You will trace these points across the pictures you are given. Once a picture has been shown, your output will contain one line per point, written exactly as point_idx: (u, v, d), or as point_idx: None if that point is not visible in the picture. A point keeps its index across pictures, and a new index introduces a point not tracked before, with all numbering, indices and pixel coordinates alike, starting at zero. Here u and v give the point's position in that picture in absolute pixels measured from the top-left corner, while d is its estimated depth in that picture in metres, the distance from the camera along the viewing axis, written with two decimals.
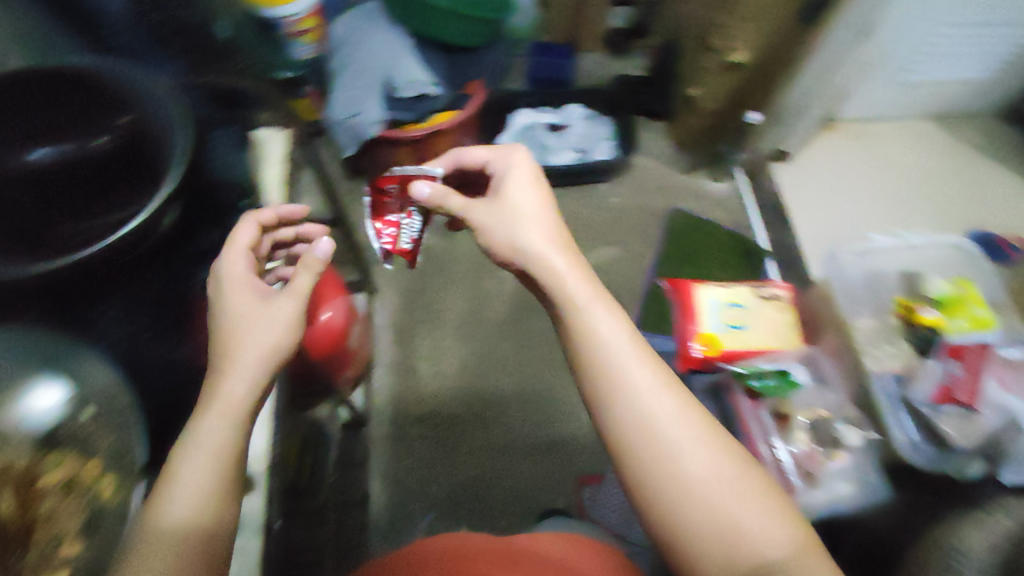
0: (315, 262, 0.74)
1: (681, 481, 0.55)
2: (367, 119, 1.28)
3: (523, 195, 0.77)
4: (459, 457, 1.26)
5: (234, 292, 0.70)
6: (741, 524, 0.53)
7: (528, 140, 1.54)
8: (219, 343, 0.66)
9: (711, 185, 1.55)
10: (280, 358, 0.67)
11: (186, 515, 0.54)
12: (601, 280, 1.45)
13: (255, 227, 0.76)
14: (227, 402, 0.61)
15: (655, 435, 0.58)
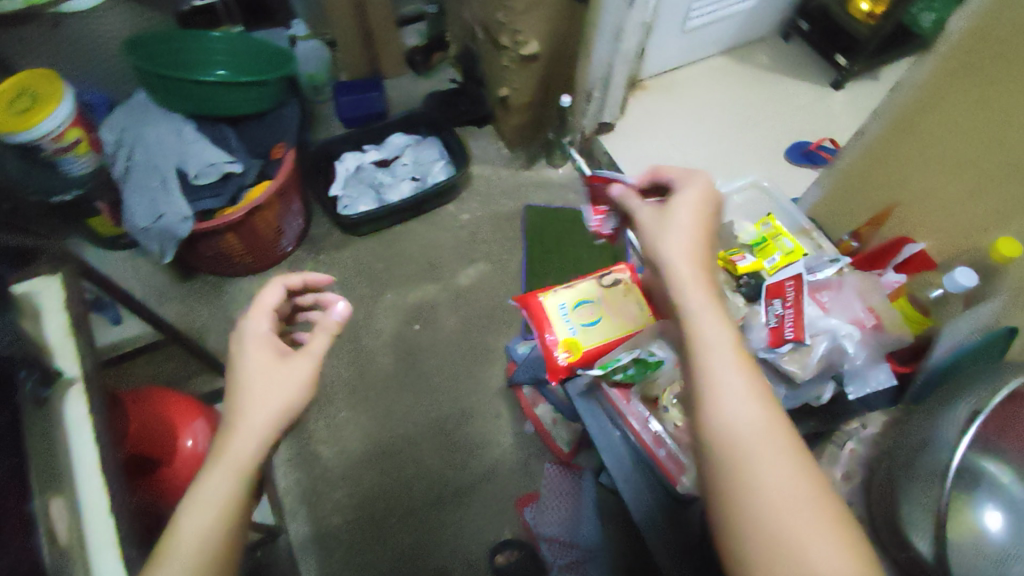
0: (332, 327, 0.65)
1: (747, 450, 0.44)
2: (175, 216, 1.15)
3: (683, 212, 0.60)
4: (392, 528, 1.16)
5: (247, 355, 0.62)
6: (805, 537, 0.41)
7: (360, 182, 1.49)
8: (232, 401, 0.59)
9: (552, 172, 1.57)
10: (284, 419, 0.59)
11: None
12: (478, 298, 1.41)
13: (282, 292, 0.70)
14: (236, 460, 0.54)
15: (731, 398, 0.47)
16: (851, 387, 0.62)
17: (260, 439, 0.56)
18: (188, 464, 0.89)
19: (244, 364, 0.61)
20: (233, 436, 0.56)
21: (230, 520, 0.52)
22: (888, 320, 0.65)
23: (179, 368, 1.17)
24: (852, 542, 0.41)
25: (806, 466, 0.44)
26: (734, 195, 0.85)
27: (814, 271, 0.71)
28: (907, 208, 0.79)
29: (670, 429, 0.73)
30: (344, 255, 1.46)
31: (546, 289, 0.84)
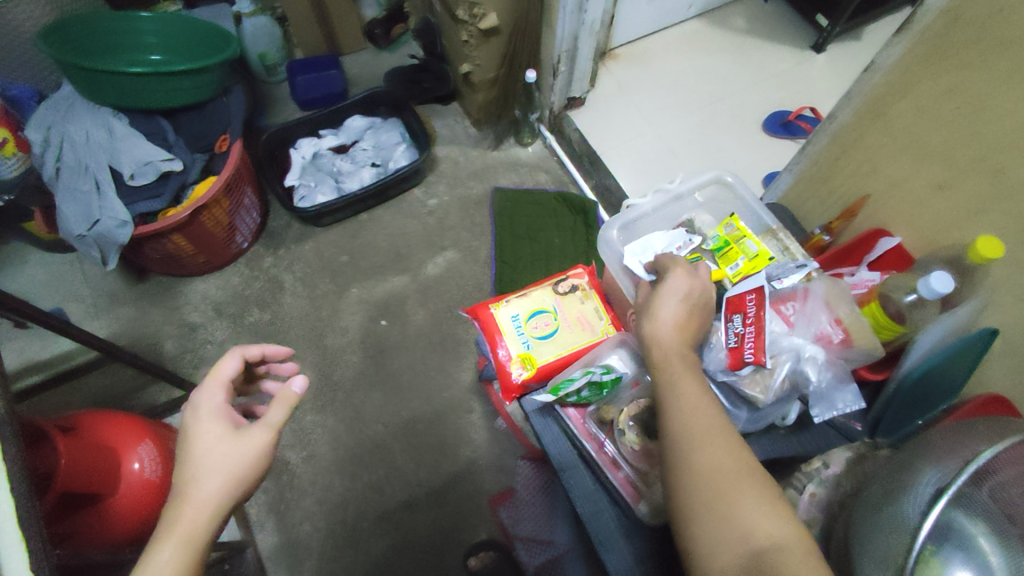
0: (291, 397, 0.61)
1: (692, 435, 0.49)
2: (112, 221, 1.08)
3: (668, 306, 0.59)
4: (364, 534, 1.13)
5: (196, 424, 0.58)
6: (738, 508, 0.44)
7: (318, 170, 1.39)
8: (181, 473, 0.55)
9: (522, 152, 1.49)
10: (233, 493, 0.56)
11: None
12: (448, 288, 1.34)
13: (239, 362, 0.65)
14: (187, 529, 0.53)
15: (683, 399, 0.52)
16: (815, 409, 0.62)
17: (213, 509, 0.54)
18: (136, 492, 0.88)
19: (196, 436, 0.57)
20: (185, 507, 0.53)
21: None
22: (856, 333, 0.63)
23: (132, 380, 1.21)
24: (772, 505, 0.45)
25: (746, 456, 0.48)
26: (694, 192, 0.79)
27: (781, 278, 0.67)
28: (878, 202, 0.76)
29: (626, 452, 0.68)
30: (304, 248, 1.38)
31: (499, 299, 0.79)
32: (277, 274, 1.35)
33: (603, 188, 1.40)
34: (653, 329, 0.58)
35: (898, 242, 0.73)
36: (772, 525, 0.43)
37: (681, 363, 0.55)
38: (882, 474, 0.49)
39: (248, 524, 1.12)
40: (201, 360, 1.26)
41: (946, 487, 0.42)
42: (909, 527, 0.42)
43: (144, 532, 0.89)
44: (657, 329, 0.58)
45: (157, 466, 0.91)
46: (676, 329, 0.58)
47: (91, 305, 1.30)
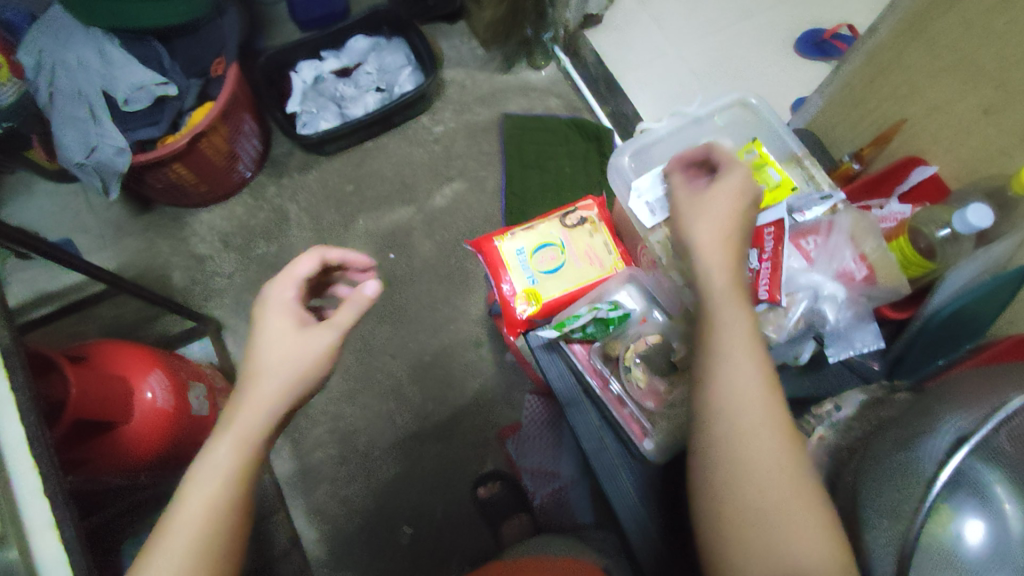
0: (362, 300, 0.60)
1: (750, 421, 0.45)
2: (110, 148, 1.04)
3: (719, 209, 0.54)
4: (375, 461, 1.15)
5: (268, 317, 0.59)
6: (790, 509, 0.42)
7: (319, 96, 1.32)
8: (248, 369, 0.56)
9: (533, 75, 1.40)
10: (299, 390, 0.56)
11: (184, 544, 0.48)
12: (455, 220, 1.30)
13: (318, 261, 0.64)
14: (245, 431, 0.53)
15: (736, 354, 0.47)
16: (832, 349, 0.59)
17: (273, 407, 0.54)
18: (150, 419, 0.89)
19: (265, 329, 0.58)
20: (244, 406, 0.54)
21: (237, 488, 0.51)
22: (882, 270, 0.59)
23: (145, 310, 1.22)
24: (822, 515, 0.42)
25: (797, 442, 0.45)
26: (715, 115, 0.73)
27: (803, 210, 0.62)
28: (916, 127, 0.69)
29: (633, 390, 0.67)
30: (308, 177, 1.34)
31: (504, 231, 0.76)
32: (282, 204, 1.32)
33: (619, 114, 1.32)
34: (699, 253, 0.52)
35: (935, 171, 0.67)
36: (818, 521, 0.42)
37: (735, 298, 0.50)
38: (897, 422, 0.46)
39: None
40: (211, 291, 1.26)
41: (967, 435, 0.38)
42: (924, 476, 0.38)
43: (164, 452, 0.92)
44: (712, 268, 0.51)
45: (169, 395, 0.92)
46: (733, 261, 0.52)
47: (99, 236, 1.29)
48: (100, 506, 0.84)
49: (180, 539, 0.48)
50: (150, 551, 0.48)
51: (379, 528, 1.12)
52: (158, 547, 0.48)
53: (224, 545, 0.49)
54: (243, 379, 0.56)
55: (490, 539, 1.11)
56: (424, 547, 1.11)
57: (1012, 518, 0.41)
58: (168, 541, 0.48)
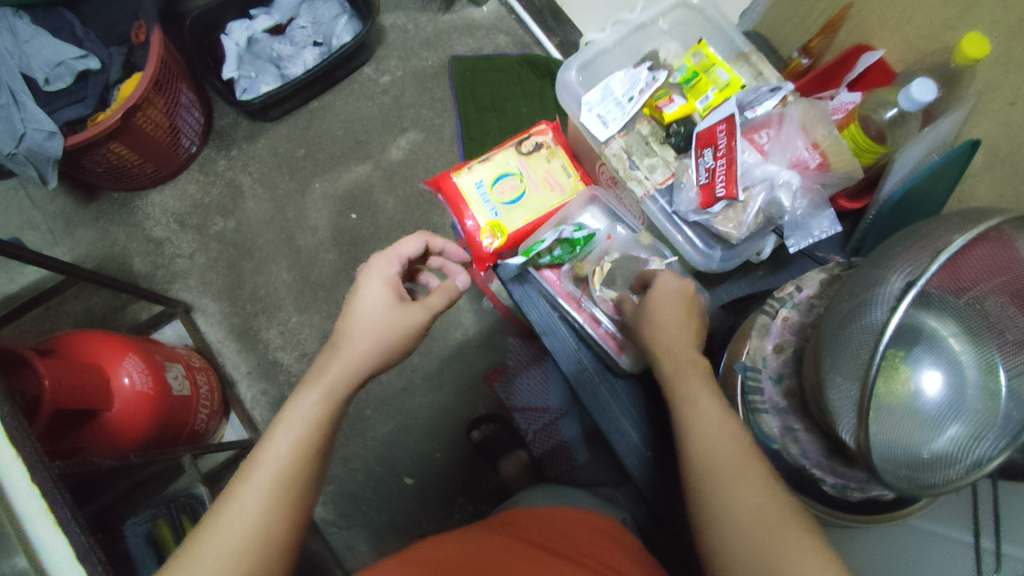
0: (452, 289, 0.67)
1: (725, 472, 0.46)
2: (37, 133, 0.96)
3: (665, 290, 0.59)
4: (368, 420, 1.16)
5: (369, 287, 0.65)
6: (771, 528, 0.43)
7: (256, 57, 1.25)
8: (347, 325, 0.63)
9: (476, 12, 1.35)
10: (387, 355, 0.63)
11: (271, 478, 0.51)
12: (415, 173, 1.27)
13: (422, 244, 0.71)
14: (332, 383, 0.59)
15: (702, 420, 0.50)
16: (791, 240, 0.61)
17: (361, 366, 0.61)
18: (130, 405, 0.88)
19: (366, 296, 0.64)
20: (338, 360, 0.60)
21: (321, 437, 0.56)
22: (834, 157, 0.60)
23: (110, 300, 1.18)
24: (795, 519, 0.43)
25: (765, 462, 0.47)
26: (658, 20, 0.71)
27: (753, 106, 0.63)
28: (859, 13, 0.69)
29: (605, 308, 0.67)
30: (258, 146, 1.30)
31: (460, 166, 0.74)
32: (234, 177, 1.28)
33: (568, 44, 1.28)
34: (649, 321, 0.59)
35: (881, 56, 0.67)
36: (799, 539, 0.42)
37: (690, 364, 0.55)
38: (849, 289, 0.47)
39: (254, 424, 1.15)
40: (174, 274, 1.23)
41: (911, 282, 0.41)
42: (874, 328, 0.41)
43: (152, 435, 0.91)
44: (657, 331, 0.58)
45: (147, 377, 0.91)
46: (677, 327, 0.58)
47: (48, 231, 1.23)
48: (100, 494, 0.84)
49: (266, 474, 0.52)
50: (233, 485, 0.51)
51: (381, 482, 1.14)
52: (244, 482, 0.51)
53: (305, 482, 0.53)
54: (338, 336, 0.63)
55: (489, 475, 1.15)
56: (427, 494, 1.14)
57: (968, 368, 0.44)
58: (255, 476, 0.52)
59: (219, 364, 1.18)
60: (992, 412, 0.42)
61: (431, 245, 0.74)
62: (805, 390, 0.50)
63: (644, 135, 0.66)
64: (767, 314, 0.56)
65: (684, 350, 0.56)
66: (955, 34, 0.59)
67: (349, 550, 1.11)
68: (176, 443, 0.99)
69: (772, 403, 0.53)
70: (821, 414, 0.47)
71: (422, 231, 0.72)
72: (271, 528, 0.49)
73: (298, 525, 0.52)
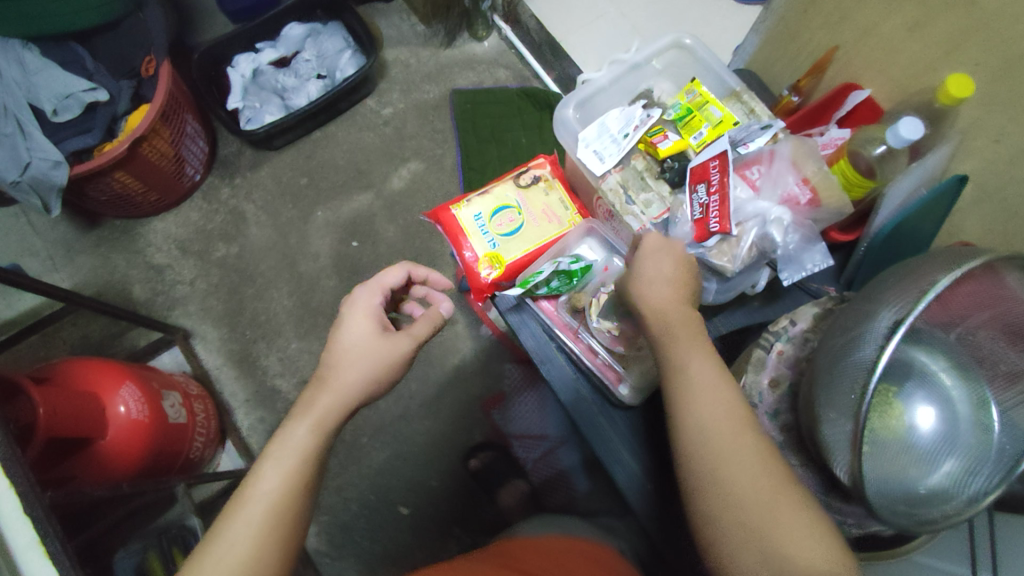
0: (437, 317, 0.68)
1: (729, 495, 0.46)
2: (44, 162, 0.97)
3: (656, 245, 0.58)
4: (365, 448, 1.16)
5: (353, 318, 0.65)
6: (777, 541, 0.43)
7: (261, 89, 1.28)
8: (333, 356, 0.63)
9: (477, 47, 1.39)
10: (376, 385, 0.63)
11: (262, 513, 0.52)
12: (415, 202, 1.29)
13: (404, 275, 0.72)
14: (322, 413, 0.59)
15: (706, 430, 0.48)
16: (785, 273, 0.62)
17: (351, 394, 0.61)
18: (126, 433, 0.87)
19: (352, 328, 0.65)
20: (329, 390, 0.60)
21: (311, 468, 0.56)
22: (824, 191, 0.62)
23: (108, 327, 1.19)
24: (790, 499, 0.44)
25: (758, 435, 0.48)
26: (652, 60, 0.74)
27: (746, 142, 0.64)
28: (846, 54, 0.71)
29: (603, 339, 0.68)
30: (261, 174, 1.32)
31: (459, 199, 0.76)
32: (237, 205, 1.30)
33: (566, 78, 1.31)
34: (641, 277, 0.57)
35: (868, 95, 0.69)
36: (797, 535, 0.43)
37: (683, 328, 0.54)
38: (844, 325, 0.47)
39: (250, 452, 1.15)
40: (174, 301, 1.24)
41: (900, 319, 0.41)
42: (865, 363, 0.42)
43: (145, 464, 0.90)
44: (647, 288, 0.56)
45: (143, 406, 0.91)
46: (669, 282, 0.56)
47: (49, 257, 1.24)
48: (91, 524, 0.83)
49: (257, 509, 0.52)
50: (225, 521, 0.51)
51: (378, 511, 1.13)
52: (234, 517, 0.52)
53: (296, 516, 0.53)
54: (325, 367, 0.63)
55: (487, 505, 1.13)
56: (422, 523, 1.12)
57: (959, 403, 0.45)
58: (246, 511, 0.52)
59: (217, 391, 1.18)
60: (985, 444, 0.42)
61: (413, 276, 0.75)
62: (800, 424, 0.51)
63: (639, 170, 0.67)
64: (762, 347, 0.56)
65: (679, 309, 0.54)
66: (940, 74, 0.61)
67: None
68: (168, 473, 0.98)
69: (768, 437, 0.54)
70: (816, 448, 0.48)
71: (405, 263, 0.73)
72: (262, 561, 0.50)
73: (288, 559, 0.52)
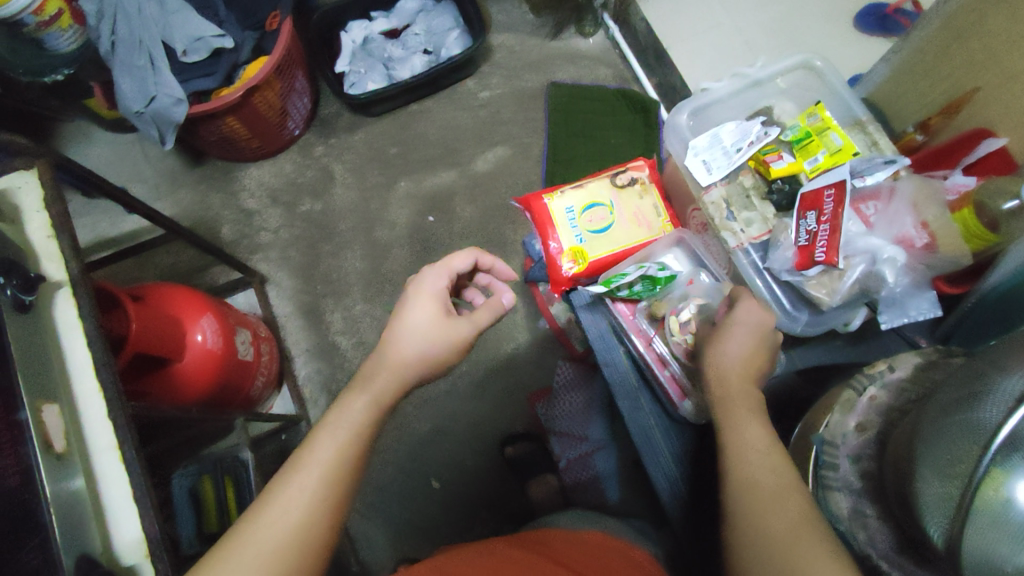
0: (499, 308, 0.69)
1: (767, 552, 0.41)
2: (167, 98, 1.03)
3: (748, 316, 0.58)
4: (410, 416, 1.18)
5: (418, 299, 0.67)
6: None
7: (368, 56, 1.31)
8: (390, 335, 0.65)
9: (583, 42, 1.39)
10: (430, 368, 0.64)
11: (315, 480, 0.53)
12: (497, 187, 1.30)
13: (472, 260, 0.72)
14: (380, 389, 0.61)
15: (756, 484, 0.45)
16: (885, 315, 0.60)
17: (402, 376, 0.62)
18: (199, 361, 0.93)
19: (414, 309, 0.66)
20: (386, 370, 0.62)
21: (362, 446, 0.57)
22: (944, 239, 0.59)
23: (195, 259, 1.26)
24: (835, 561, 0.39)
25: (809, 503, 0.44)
26: (777, 78, 0.73)
27: (864, 175, 0.63)
28: (986, 98, 0.67)
29: (677, 350, 0.66)
30: (355, 138, 1.36)
31: (553, 189, 0.76)
32: (329, 163, 1.35)
33: (666, 85, 1.29)
34: (721, 349, 0.58)
35: (1004, 145, 0.64)
36: None
37: (747, 396, 0.54)
38: (956, 382, 0.46)
39: (302, 400, 1.19)
40: (257, 246, 1.30)
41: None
42: (985, 430, 0.39)
43: (212, 393, 0.96)
44: (722, 355, 0.57)
45: (219, 338, 0.96)
46: (746, 358, 0.57)
47: (154, 186, 1.33)
48: (159, 438, 0.89)
49: (310, 476, 0.53)
50: (279, 482, 0.53)
51: (412, 481, 1.15)
52: (288, 481, 0.53)
53: (341, 495, 0.54)
54: (384, 344, 0.65)
55: (518, 493, 1.14)
56: (453, 500, 1.14)
57: None
58: (299, 478, 0.53)
59: (282, 337, 1.23)
60: None
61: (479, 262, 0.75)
62: (887, 478, 0.48)
63: (745, 187, 0.67)
64: (854, 389, 0.54)
65: (745, 379, 0.55)
66: None
67: (368, 540, 1.12)
68: (230, 406, 1.03)
69: (846, 482, 0.51)
70: (903, 506, 0.46)
71: (471, 248, 0.73)
72: (309, 530, 0.51)
73: (330, 534, 0.52)
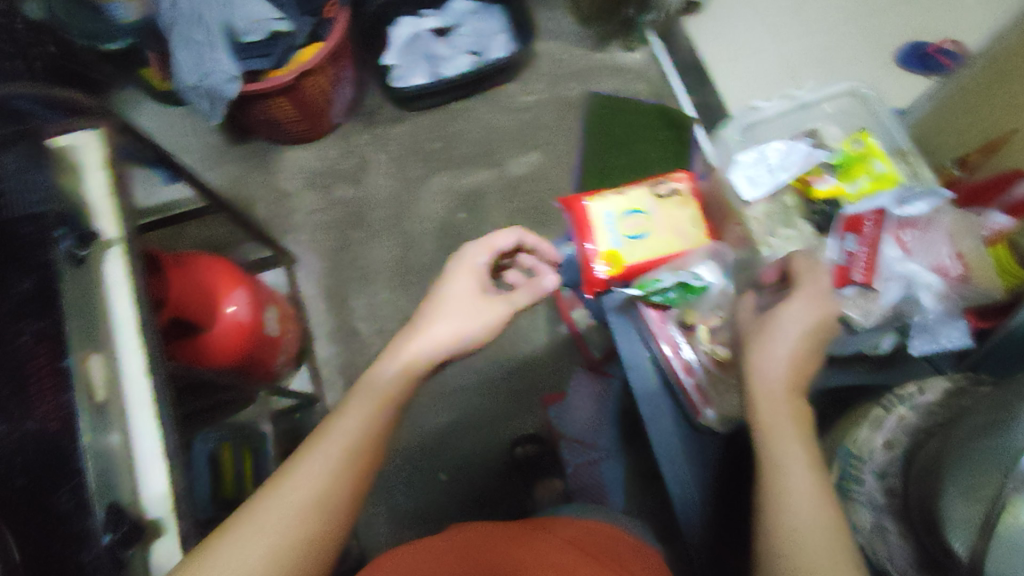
0: (536, 291, 0.71)
1: None
2: (222, 74, 1.07)
3: (794, 316, 0.54)
4: (424, 406, 1.20)
5: (459, 273, 0.69)
6: None
7: (415, 52, 1.33)
8: (429, 306, 0.67)
9: (625, 57, 1.41)
10: (464, 343, 0.65)
11: (337, 452, 0.54)
12: (529, 190, 1.33)
13: (515, 240, 0.74)
14: (408, 360, 0.62)
15: (801, 520, 0.43)
16: (917, 341, 0.62)
17: (434, 350, 0.64)
18: (230, 331, 0.93)
19: (455, 283, 0.69)
20: (415, 342, 0.64)
21: (389, 417, 0.58)
22: (978, 269, 0.61)
23: (230, 234, 1.29)
24: None
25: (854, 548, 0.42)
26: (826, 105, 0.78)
27: (905, 203, 0.64)
28: None
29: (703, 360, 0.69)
30: (394, 130, 1.39)
31: (595, 194, 0.78)
32: (367, 152, 1.38)
33: (704, 105, 1.31)
34: (763, 348, 0.53)
35: None
36: None
37: (790, 404, 0.50)
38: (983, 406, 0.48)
39: (321, 380, 1.22)
40: (291, 226, 1.33)
41: None
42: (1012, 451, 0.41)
43: (240, 364, 0.96)
44: (768, 360, 0.53)
45: (250, 310, 0.96)
46: (792, 360, 0.52)
47: (197, 159, 1.37)
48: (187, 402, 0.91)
49: (333, 445, 0.54)
50: (303, 453, 0.54)
51: (419, 470, 1.17)
52: (313, 451, 0.54)
53: (363, 466, 0.55)
54: (422, 315, 0.67)
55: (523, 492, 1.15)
56: (460, 492, 1.15)
57: None
58: (328, 443, 0.55)
59: (307, 317, 1.26)
60: None
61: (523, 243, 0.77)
62: (910, 495, 0.50)
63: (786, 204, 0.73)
64: (882, 408, 0.56)
65: (790, 384, 0.51)
66: None
67: (373, 524, 1.14)
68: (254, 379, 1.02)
69: (870, 497, 0.53)
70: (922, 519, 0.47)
71: (515, 227, 0.75)
72: (330, 500, 0.51)
73: (351, 505, 0.53)
